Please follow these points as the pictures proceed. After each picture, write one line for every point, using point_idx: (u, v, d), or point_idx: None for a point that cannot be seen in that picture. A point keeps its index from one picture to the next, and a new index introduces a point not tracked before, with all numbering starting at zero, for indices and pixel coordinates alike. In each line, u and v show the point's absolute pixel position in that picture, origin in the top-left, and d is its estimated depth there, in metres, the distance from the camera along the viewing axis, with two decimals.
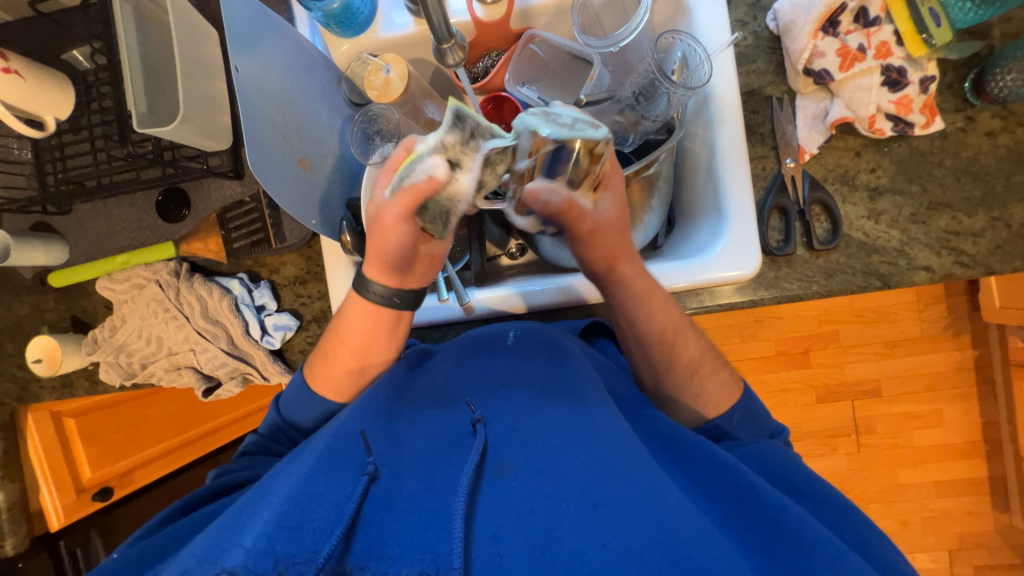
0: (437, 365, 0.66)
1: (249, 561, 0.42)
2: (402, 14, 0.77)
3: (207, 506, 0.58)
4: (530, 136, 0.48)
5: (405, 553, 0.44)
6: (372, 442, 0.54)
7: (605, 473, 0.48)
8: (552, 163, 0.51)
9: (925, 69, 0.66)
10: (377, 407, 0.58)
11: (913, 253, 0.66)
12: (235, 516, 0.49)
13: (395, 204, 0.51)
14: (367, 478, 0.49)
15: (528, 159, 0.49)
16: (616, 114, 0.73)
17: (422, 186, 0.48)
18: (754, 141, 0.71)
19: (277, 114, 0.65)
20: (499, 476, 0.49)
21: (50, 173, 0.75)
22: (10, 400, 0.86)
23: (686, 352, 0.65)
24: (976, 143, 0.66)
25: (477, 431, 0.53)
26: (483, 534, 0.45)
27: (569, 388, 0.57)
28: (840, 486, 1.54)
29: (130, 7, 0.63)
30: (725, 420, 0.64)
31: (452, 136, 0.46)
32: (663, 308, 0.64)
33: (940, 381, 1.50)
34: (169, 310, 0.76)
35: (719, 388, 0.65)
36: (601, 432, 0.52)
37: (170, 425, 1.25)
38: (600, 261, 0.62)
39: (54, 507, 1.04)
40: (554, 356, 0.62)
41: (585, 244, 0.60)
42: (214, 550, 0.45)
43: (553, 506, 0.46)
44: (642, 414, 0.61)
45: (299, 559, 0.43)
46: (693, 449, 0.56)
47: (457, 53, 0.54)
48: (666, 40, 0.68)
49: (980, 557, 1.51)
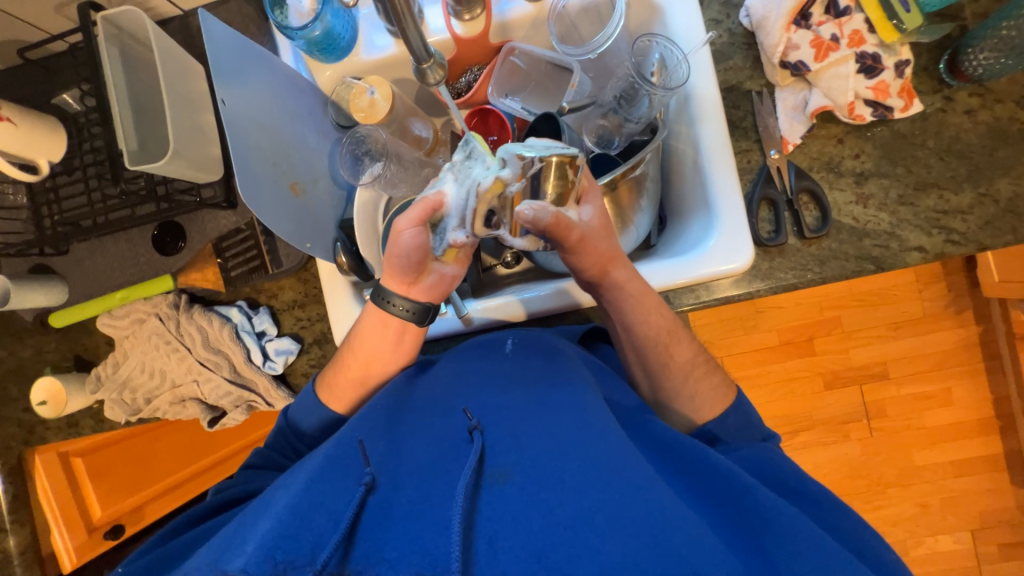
0: (434, 371, 0.66)
1: (249, 565, 0.43)
2: (383, 35, 0.78)
3: (209, 520, 0.58)
4: (515, 159, 0.54)
5: (403, 557, 0.45)
6: (371, 452, 0.54)
7: (602, 480, 0.48)
8: (533, 184, 0.56)
9: (898, 53, 0.66)
10: (378, 417, 0.58)
11: (905, 234, 0.66)
12: (237, 524, 0.49)
13: (412, 212, 0.55)
14: (365, 488, 0.50)
15: (518, 181, 0.53)
16: (599, 118, 0.75)
17: (433, 200, 0.55)
18: (738, 136, 0.72)
19: (266, 141, 0.66)
20: (496, 483, 0.49)
21: (47, 217, 0.76)
22: (17, 443, 0.86)
23: (676, 358, 0.66)
24: (957, 122, 0.67)
25: (474, 438, 0.53)
26: (482, 541, 0.45)
27: (566, 393, 0.57)
28: (856, 472, 1.53)
29: (117, 49, 0.65)
30: (719, 424, 0.65)
31: (457, 155, 0.57)
32: (653, 315, 0.64)
33: (946, 359, 1.50)
34: (170, 342, 0.77)
35: (711, 391, 0.66)
36: (597, 436, 0.52)
37: (178, 457, 1.21)
38: (590, 270, 0.61)
39: (65, 549, 1.05)
40: (550, 361, 0.62)
41: (575, 254, 0.59)
42: (217, 555, 0.46)
43: (550, 513, 0.46)
44: (640, 420, 0.61)
45: (299, 563, 0.44)
46: (690, 453, 0.55)
47: (438, 71, 0.54)
48: (643, 44, 0.69)
49: (1003, 534, 1.49)
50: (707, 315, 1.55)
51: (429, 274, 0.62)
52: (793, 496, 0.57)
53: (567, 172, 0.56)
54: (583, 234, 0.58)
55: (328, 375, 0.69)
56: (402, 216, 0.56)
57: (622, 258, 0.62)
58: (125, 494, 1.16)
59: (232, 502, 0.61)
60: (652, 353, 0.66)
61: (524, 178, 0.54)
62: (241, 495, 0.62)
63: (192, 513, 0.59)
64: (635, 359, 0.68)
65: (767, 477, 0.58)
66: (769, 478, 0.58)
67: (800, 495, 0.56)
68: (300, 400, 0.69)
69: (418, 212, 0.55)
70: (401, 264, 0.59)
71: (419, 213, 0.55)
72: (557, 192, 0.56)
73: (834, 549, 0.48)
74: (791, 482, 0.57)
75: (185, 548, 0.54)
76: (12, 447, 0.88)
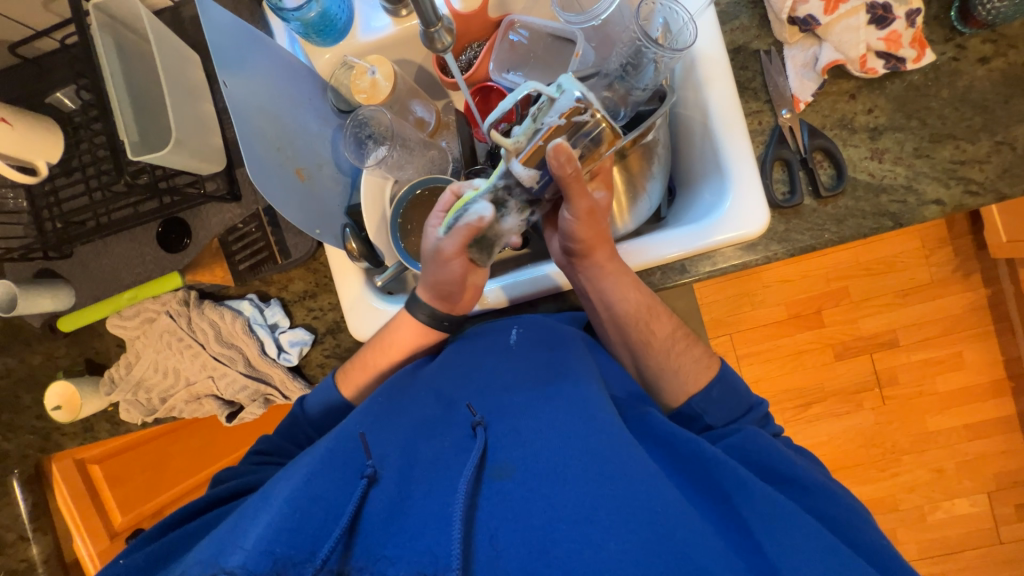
0: (436, 365, 0.66)
1: (248, 562, 0.42)
2: (378, 16, 0.76)
3: (218, 508, 0.58)
4: (568, 100, 0.53)
5: (403, 555, 0.45)
6: (373, 444, 0.54)
7: (602, 475, 0.48)
8: (572, 132, 0.55)
9: (910, 2, 0.65)
10: (375, 411, 0.59)
11: (922, 188, 0.65)
12: (238, 516, 0.49)
13: (453, 241, 0.59)
14: (366, 481, 0.50)
15: (559, 113, 0.53)
16: (604, 89, 0.70)
17: (474, 225, 0.57)
18: (748, 98, 0.71)
19: (270, 128, 0.65)
20: (497, 478, 0.49)
21: (47, 219, 0.75)
22: (33, 451, 0.86)
23: (657, 334, 0.67)
24: (970, 70, 0.66)
25: (477, 434, 0.53)
26: (482, 537, 0.46)
27: (568, 384, 0.58)
28: (869, 441, 1.53)
29: (110, 39, 0.63)
30: (704, 398, 0.65)
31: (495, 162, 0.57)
32: (632, 293, 0.65)
33: (956, 323, 1.49)
34: (183, 340, 0.76)
35: (693, 364, 0.66)
36: (600, 428, 0.52)
37: (192, 460, 1.22)
38: (582, 242, 0.62)
39: (89, 554, 1.04)
40: (553, 353, 0.63)
41: (580, 223, 0.60)
42: (214, 550, 0.45)
43: (549, 509, 0.46)
44: (639, 413, 0.60)
45: (298, 560, 0.44)
46: (688, 446, 0.55)
47: (447, 36, 0.54)
48: (647, 8, 0.68)
49: (1019, 495, 1.49)
50: (714, 292, 1.55)
51: (471, 291, 0.67)
52: (779, 474, 0.56)
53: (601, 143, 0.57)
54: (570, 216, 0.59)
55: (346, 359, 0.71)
56: (445, 244, 0.60)
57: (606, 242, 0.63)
58: (143, 499, 1.17)
59: (243, 493, 0.60)
60: (659, 326, 0.67)
61: (566, 118, 0.54)
62: (256, 483, 0.61)
63: (198, 503, 0.58)
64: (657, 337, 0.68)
65: (782, 458, 0.57)
66: (782, 459, 0.57)
67: (810, 473, 0.56)
68: None
69: (457, 238, 0.59)
70: (439, 285, 0.64)
71: (455, 248, 0.59)
72: (586, 144, 0.56)
73: (827, 540, 0.48)
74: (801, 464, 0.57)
75: (195, 532, 0.53)
76: (28, 456, 0.87)
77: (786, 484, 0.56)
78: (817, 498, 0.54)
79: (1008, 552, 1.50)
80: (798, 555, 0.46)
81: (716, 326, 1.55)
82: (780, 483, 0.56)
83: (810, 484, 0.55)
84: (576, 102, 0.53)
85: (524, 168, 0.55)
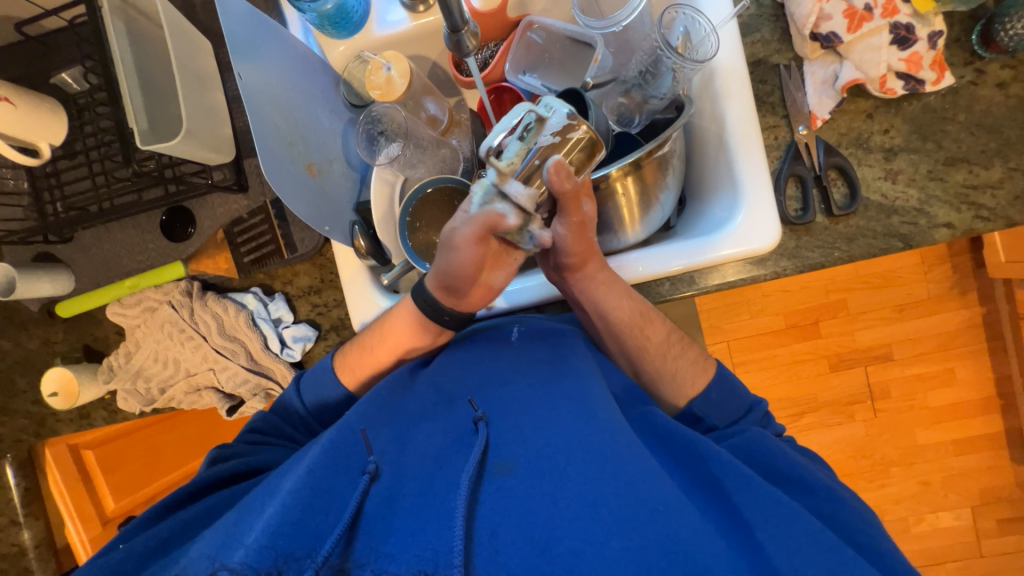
0: (436, 361, 0.65)
1: (248, 557, 0.43)
2: (395, 10, 0.75)
3: (216, 489, 0.57)
4: (562, 118, 0.53)
5: (405, 551, 0.44)
6: (374, 441, 0.53)
7: (604, 473, 0.48)
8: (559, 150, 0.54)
9: (932, 24, 0.65)
10: (376, 403, 0.57)
11: (933, 211, 0.65)
12: (243, 509, 0.49)
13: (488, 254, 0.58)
14: (367, 477, 0.49)
15: (552, 131, 0.52)
16: (621, 96, 0.72)
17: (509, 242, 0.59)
18: (765, 112, 0.70)
19: (282, 121, 0.64)
20: (499, 474, 0.49)
21: (49, 203, 0.74)
22: (27, 435, 0.85)
23: (654, 339, 0.66)
24: (988, 95, 0.66)
25: (478, 429, 0.53)
26: (482, 532, 0.46)
27: (570, 380, 0.58)
28: (859, 452, 1.55)
29: (121, 21, 0.61)
30: (703, 404, 0.65)
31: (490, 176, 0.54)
32: (627, 302, 0.65)
33: (951, 339, 1.51)
34: (184, 330, 0.75)
35: (691, 366, 0.66)
36: (602, 427, 0.52)
37: (184, 450, 1.25)
38: (574, 256, 0.61)
39: (81, 540, 1.04)
40: (555, 349, 0.63)
41: (572, 236, 0.59)
42: (218, 544, 0.45)
43: (551, 507, 0.46)
44: (639, 411, 0.61)
45: (299, 555, 0.44)
46: (689, 445, 0.55)
47: (471, 40, 0.53)
48: (668, 16, 0.67)
49: (1001, 511, 1.52)
50: (713, 299, 1.55)
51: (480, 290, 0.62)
52: (781, 473, 0.56)
53: (590, 157, 0.55)
54: (585, 218, 0.59)
55: (346, 356, 0.69)
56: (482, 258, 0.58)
57: (599, 257, 0.63)
58: (135, 487, 1.17)
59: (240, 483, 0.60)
60: (666, 335, 0.67)
61: (559, 136, 0.53)
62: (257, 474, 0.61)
63: (195, 491, 0.57)
64: (664, 346, 0.67)
65: (786, 473, 0.56)
66: (784, 471, 0.56)
67: (815, 488, 0.55)
68: (317, 377, 0.69)
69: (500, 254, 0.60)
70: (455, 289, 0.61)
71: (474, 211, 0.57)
72: (579, 158, 0.54)
73: (827, 539, 0.48)
74: (805, 485, 0.55)
75: (193, 519, 0.53)
76: (21, 440, 0.86)
77: (790, 484, 0.56)
78: (819, 503, 0.54)
79: (987, 566, 1.53)
80: (794, 557, 0.46)
81: (711, 333, 1.56)
82: (783, 482, 0.56)
83: (813, 498, 0.54)
84: (568, 120, 0.53)
85: (524, 188, 0.53)
